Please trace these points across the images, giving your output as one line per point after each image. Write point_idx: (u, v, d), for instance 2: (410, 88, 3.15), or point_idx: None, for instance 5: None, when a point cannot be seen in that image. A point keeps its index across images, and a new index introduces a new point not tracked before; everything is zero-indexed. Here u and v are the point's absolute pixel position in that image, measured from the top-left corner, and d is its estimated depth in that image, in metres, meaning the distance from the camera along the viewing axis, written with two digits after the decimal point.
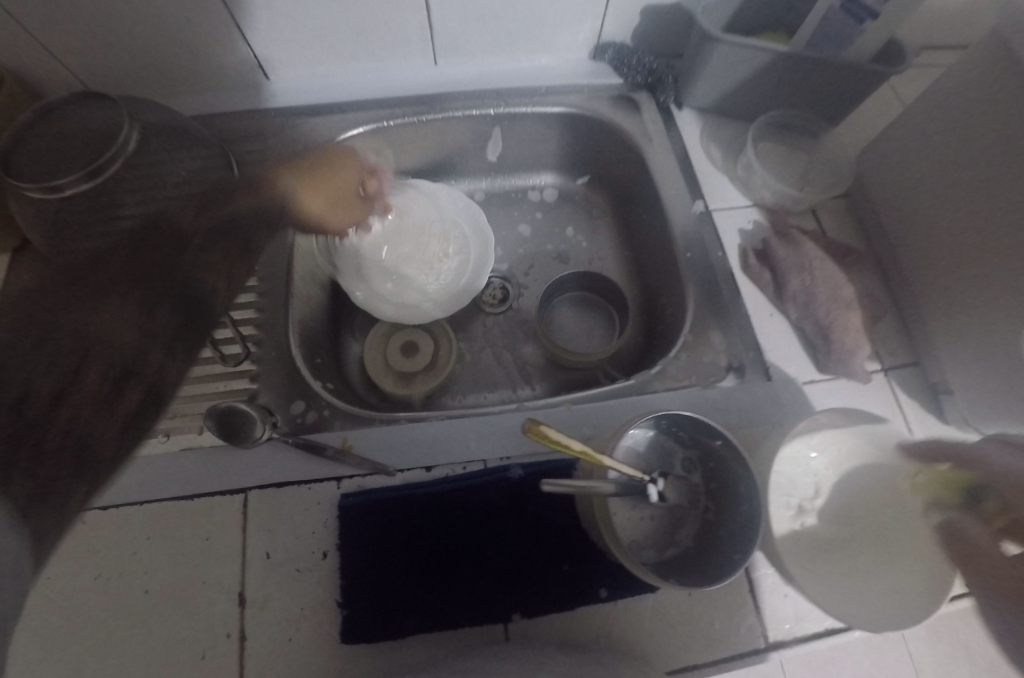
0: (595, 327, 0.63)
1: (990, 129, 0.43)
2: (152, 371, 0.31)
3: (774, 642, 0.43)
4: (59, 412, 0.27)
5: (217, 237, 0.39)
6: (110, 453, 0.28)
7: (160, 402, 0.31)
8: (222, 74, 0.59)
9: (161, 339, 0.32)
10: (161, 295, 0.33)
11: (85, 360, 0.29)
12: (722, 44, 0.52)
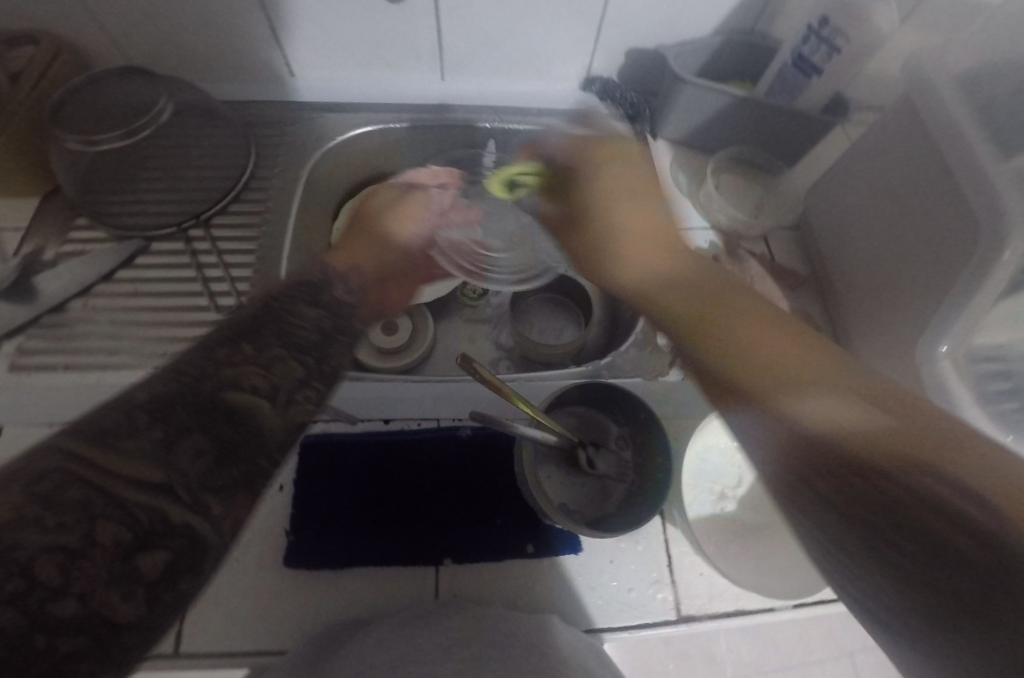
0: (563, 326, 0.69)
1: (906, 172, 0.49)
2: (188, 528, 0.28)
3: (685, 615, 0.45)
4: (69, 584, 0.24)
5: (301, 348, 0.37)
6: (137, 616, 0.26)
7: (197, 560, 0.29)
8: (253, 68, 0.67)
9: (188, 480, 0.29)
10: (215, 423, 0.31)
11: (106, 512, 0.26)
12: (689, 85, 0.60)
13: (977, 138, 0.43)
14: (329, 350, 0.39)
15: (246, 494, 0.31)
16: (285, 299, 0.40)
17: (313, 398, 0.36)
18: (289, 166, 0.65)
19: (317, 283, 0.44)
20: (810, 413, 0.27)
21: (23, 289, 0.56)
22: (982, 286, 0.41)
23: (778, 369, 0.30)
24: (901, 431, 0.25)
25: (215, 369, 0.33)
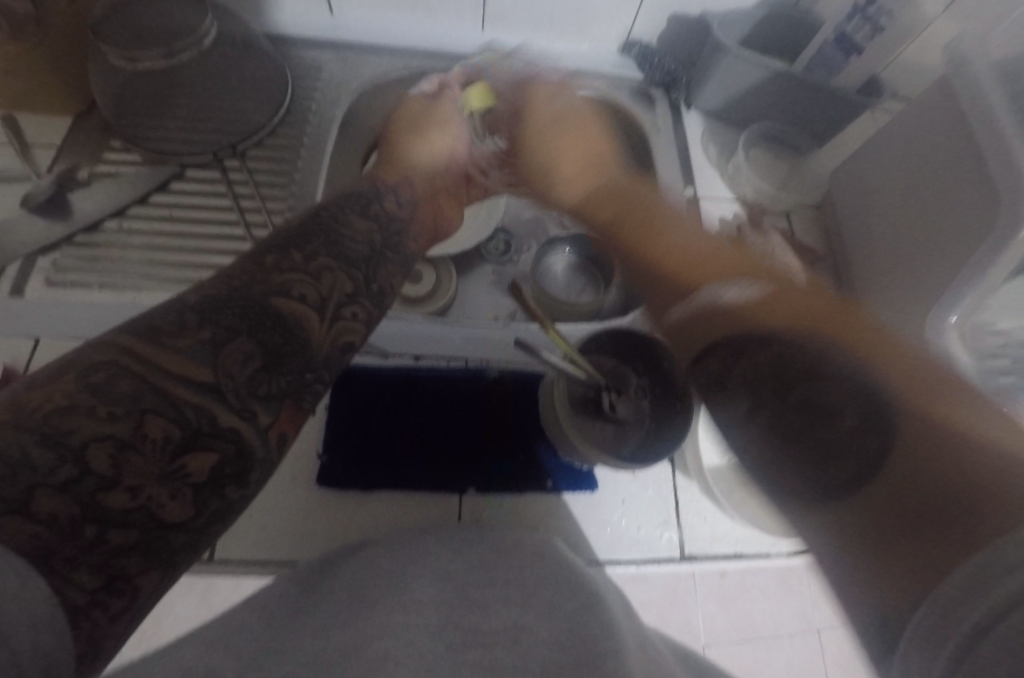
0: (583, 286, 0.70)
1: (934, 154, 0.51)
2: (239, 433, 0.28)
3: (689, 554, 0.48)
4: (122, 477, 0.24)
5: (342, 259, 0.37)
6: (183, 519, 0.25)
7: (243, 470, 0.28)
8: (294, 1, 0.66)
9: (236, 383, 0.28)
10: (262, 329, 0.31)
11: (156, 409, 0.26)
12: (730, 55, 0.61)
13: (1009, 124, 0.45)
14: (377, 266, 0.39)
15: (291, 405, 0.31)
16: (335, 212, 0.41)
17: (361, 315, 0.36)
18: (325, 106, 0.66)
19: (371, 194, 0.46)
20: (726, 294, 0.36)
21: (60, 205, 0.56)
22: (997, 263, 0.43)
23: (703, 261, 0.40)
24: (815, 319, 0.32)
25: (261, 279, 0.33)
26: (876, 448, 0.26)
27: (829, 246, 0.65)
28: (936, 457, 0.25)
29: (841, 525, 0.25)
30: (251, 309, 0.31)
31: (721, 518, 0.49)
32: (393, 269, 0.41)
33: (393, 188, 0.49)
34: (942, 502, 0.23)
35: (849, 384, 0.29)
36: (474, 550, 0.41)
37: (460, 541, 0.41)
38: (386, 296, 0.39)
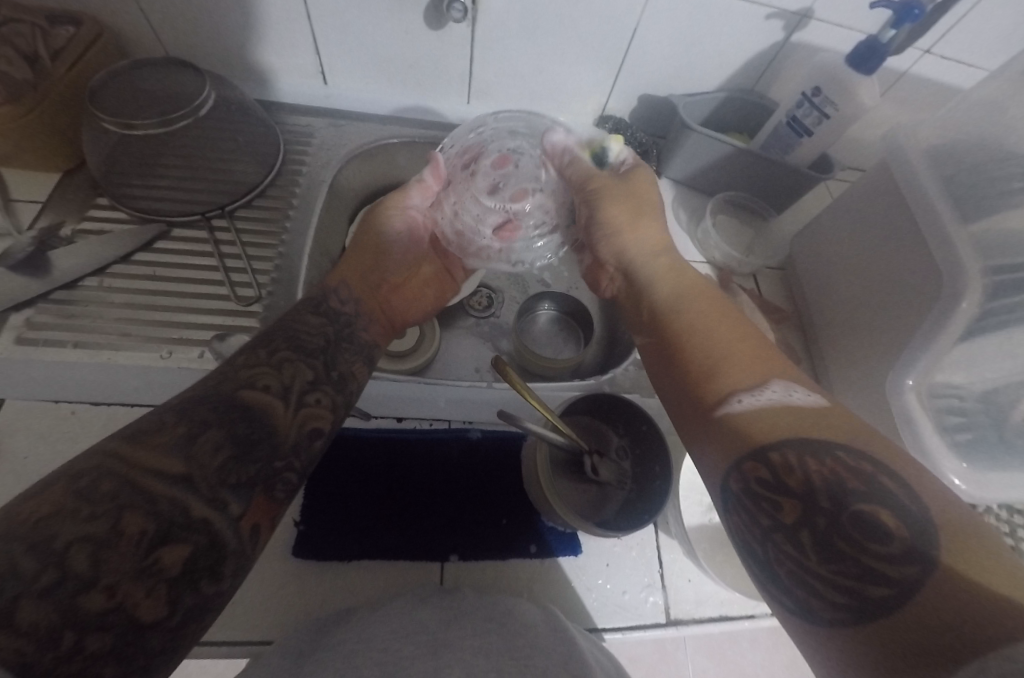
0: (563, 342, 0.72)
1: (880, 226, 0.55)
2: (214, 525, 0.28)
3: (674, 619, 0.47)
4: (99, 577, 0.23)
5: (303, 353, 0.40)
6: (158, 618, 0.25)
7: (216, 563, 0.28)
8: (289, 73, 0.69)
9: (209, 472, 0.29)
10: (229, 417, 0.32)
11: (135, 502, 0.26)
12: (695, 133, 0.66)
13: (943, 204, 0.50)
14: (335, 355, 0.42)
15: (261, 495, 0.31)
16: (293, 319, 0.43)
17: (325, 400, 0.38)
18: (315, 169, 0.68)
19: (318, 297, 0.48)
20: (789, 397, 0.33)
21: (38, 263, 0.56)
22: (945, 330, 0.46)
23: (733, 354, 0.37)
24: (831, 421, 0.31)
25: (232, 374, 0.35)
26: (917, 571, 0.24)
27: (794, 306, 0.68)
28: (938, 590, 0.23)
29: (861, 656, 0.24)
30: (221, 406, 0.32)
31: (704, 579, 0.49)
32: (351, 356, 0.44)
33: (335, 288, 0.50)
34: (945, 638, 0.22)
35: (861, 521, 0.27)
36: (460, 618, 0.39)
37: (449, 607, 0.41)
38: (347, 381, 0.42)
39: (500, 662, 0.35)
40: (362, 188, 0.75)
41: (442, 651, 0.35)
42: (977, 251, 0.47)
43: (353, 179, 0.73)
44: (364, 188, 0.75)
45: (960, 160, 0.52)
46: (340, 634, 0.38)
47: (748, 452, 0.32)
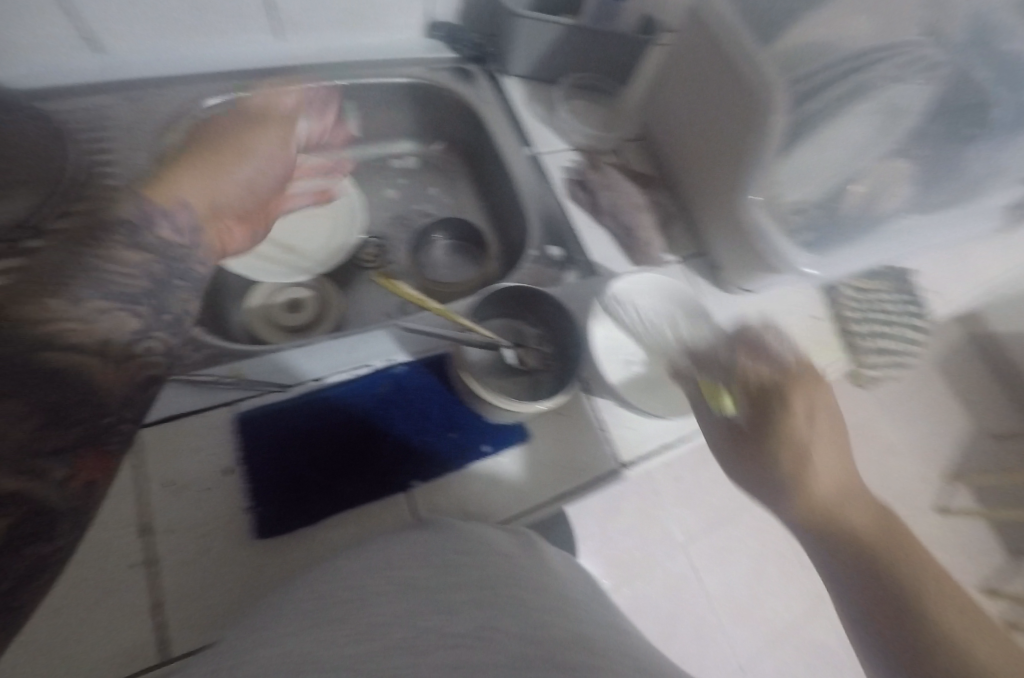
0: (462, 266, 0.72)
1: (699, 69, 0.59)
2: (35, 493, 0.30)
3: (626, 463, 0.53)
4: None
5: (98, 283, 0.36)
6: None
7: (42, 526, 0.30)
8: (52, 47, 0.58)
9: (19, 443, 0.29)
10: (30, 383, 0.30)
11: None
12: (521, 19, 0.65)
13: (744, 32, 0.54)
14: (167, 294, 0.40)
15: (92, 452, 0.33)
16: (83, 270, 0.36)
17: (157, 349, 0.38)
18: (129, 154, 0.60)
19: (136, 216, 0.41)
20: None
21: None
22: (769, 140, 0.51)
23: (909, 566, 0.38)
24: (838, 477, 0.42)
25: (25, 327, 0.31)
26: None
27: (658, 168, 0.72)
28: None
29: None
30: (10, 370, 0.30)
31: (642, 422, 0.55)
32: (183, 294, 0.42)
33: (162, 210, 0.43)
34: (896, 609, 0.38)
35: (821, 519, 0.41)
36: (426, 552, 0.39)
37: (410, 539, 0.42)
38: (183, 320, 0.41)
39: (478, 592, 0.35)
40: None
41: (416, 590, 0.35)
42: (778, 67, 0.53)
43: None
44: None
45: None
46: (317, 579, 0.38)
47: None
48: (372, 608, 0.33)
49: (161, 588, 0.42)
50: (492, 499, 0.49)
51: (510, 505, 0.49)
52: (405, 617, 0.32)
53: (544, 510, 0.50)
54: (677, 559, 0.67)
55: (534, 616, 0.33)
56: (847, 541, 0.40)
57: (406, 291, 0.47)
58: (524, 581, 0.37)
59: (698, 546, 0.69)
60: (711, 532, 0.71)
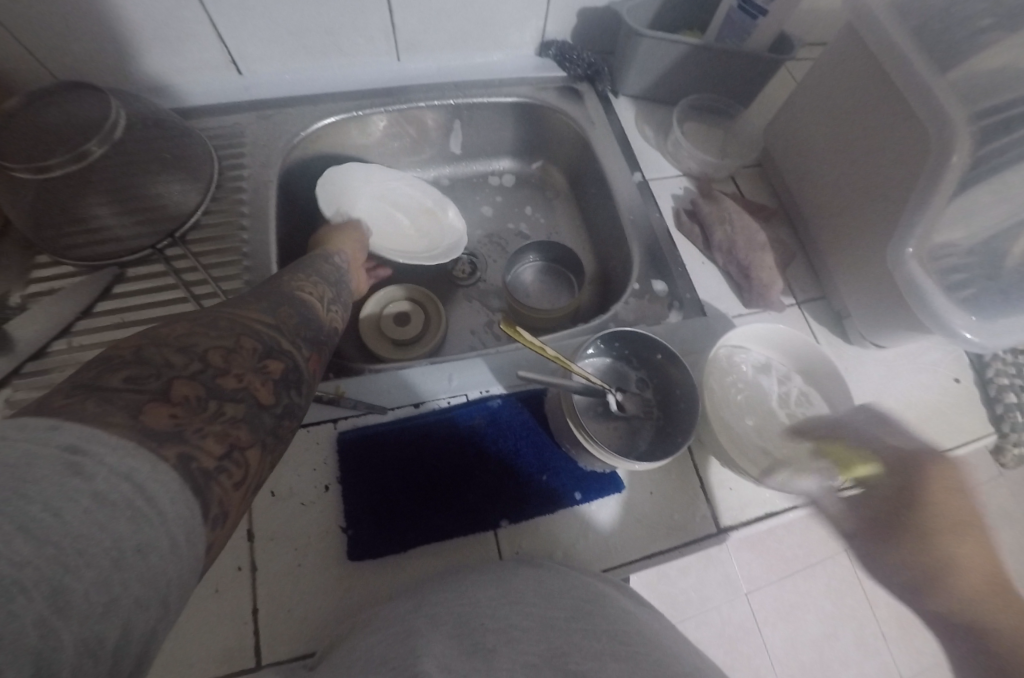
0: (556, 291, 0.70)
1: (851, 96, 0.53)
2: (288, 354, 0.34)
3: (724, 527, 0.49)
4: (231, 369, 0.30)
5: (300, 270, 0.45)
6: (231, 463, 0.26)
7: (296, 382, 0.33)
8: (200, 69, 0.63)
9: (288, 327, 0.36)
10: (288, 299, 0.39)
11: (248, 334, 0.32)
12: (645, 38, 0.62)
13: (916, 59, 0.47)
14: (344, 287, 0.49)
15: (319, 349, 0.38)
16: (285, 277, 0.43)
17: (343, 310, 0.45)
18: (257, 169, 0.64)
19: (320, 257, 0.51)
20: None
21: None
22: (940, 187, 0.45)
23: None
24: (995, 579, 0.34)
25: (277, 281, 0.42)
26: None
27: (778, 199, 0.67)
28: None
29: None
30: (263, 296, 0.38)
31: (744, 484, 0.51)
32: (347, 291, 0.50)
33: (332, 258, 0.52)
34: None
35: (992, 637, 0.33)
36: (548, 597, 0.39)
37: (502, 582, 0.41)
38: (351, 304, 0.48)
39: (614, 642, 0.35)
40: (310, 180, 0.71)
41: (552, 630, 0.35)
42: (957, 100, 0.46)
43: (299, 172, 0.69)
44: (311, 178, 0.71)
45: (926, 8, 0.49)
46: (431, 612, 0.38)
47: None
48: (518, 643, 0.34)
49: (261, 595, 0.44)
50: (579, 549, 0.47)
51: (598, 558, 0.47)
52: (550, 659, 0.33)
53: (632, 568, 0.47)
54: (739, 608, 0.68)
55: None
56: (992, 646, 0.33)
57: (527, 338, 0.45)
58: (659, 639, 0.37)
59: (760, 594, 0.66)
60: (781, 582, 0.68)
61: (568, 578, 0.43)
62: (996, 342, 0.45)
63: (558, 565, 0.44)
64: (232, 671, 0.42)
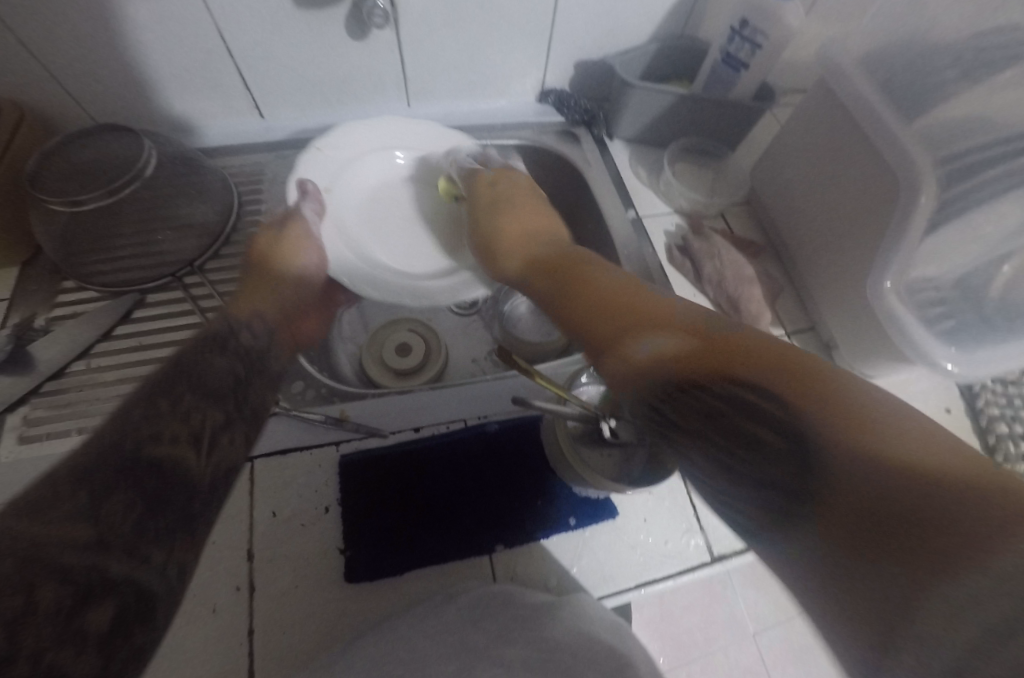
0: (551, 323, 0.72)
1: (827, 140, 0.57)
2: (125, 579, 0.27)
3: (717, 554, 0.50)
4: (21, 650, 0.22)
5: (167, 388, 0.36)
6: (93, 674, 0.24)
7: (146, 608, 0.27)
8: (225, 113, 0.69)
9: (125, 531, 0.28)
10: (140, 477, 0.30)
11: (48, 577, 0.24)
12: (636, 88, 0.66)
13: (885, 109, 0.51)
14: (245, 392, 0.42)
15: (185, 539, 0.31)
16: (196, 362, 0.40)
17: (240, 439, 0.38)
18: (273, 204, 0.68)
19: (224, 331, 0.46)
20: (865, 469, 0.25)
21: (20, 360, 0.55)
22: (910, 226, 0.48)
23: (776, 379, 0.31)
24: (785, 364, 0.32)
25: (130, 431, 0.32)
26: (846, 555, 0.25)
27: (766, 235, 0.70)
28: (875, 479, 0.25)
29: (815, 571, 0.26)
30: (86, 476, 0.29)
31: None
32: (260, 389, 0.44)
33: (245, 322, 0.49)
34: (915, 530, 0.23)
35: (789, 482, 0.28)
36: (502, 622, 0.41)
37: (495, 605, 0.42)
38: (260, 416, 0.42)
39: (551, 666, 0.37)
40: None
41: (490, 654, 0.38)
42: (924, 145, 0.49)
43: None
44: None
45: (892, 64, 0.53)
46: (427, 633, 0.39)
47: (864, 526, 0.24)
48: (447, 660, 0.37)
49: (258, 617, 0.45)
50: (573, 575, 0.48)
51: (592, 584, 0.48)
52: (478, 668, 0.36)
53: (625, 595, 0.48)
54: None
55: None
56: (870, 513, 0.24)
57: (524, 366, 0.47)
58: (575, 636, 0.40)
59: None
60: None
61: (561, 603, 0.44)
62: (979, 372, 0.47)
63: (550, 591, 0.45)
64: None
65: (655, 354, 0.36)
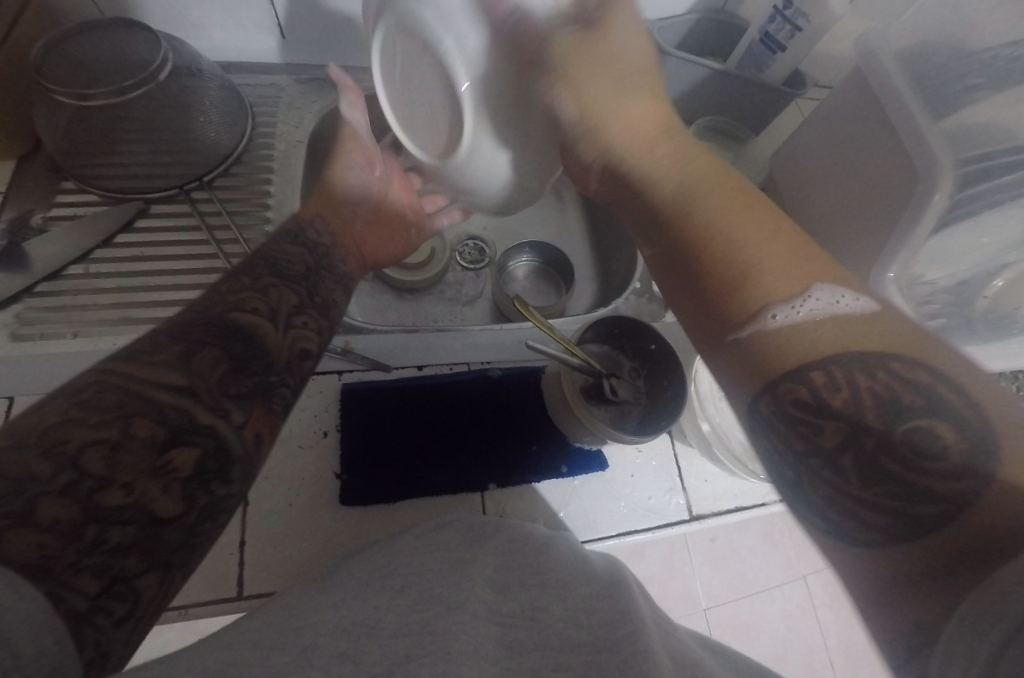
0: (545, 291, 0.70)
1: (853, 131, 0.58)
2: (208, 431, 0.30)
3: (696, 514, 0.52)
4: (114, 477, 0.26)
5: (244, 270, 0.39)
6: (174, 514, 0.28)
7: (225, 466, 0.31)
8: (245, 28, 0.66)
9: (209, 383, 0.31)
10: (224, 335, 0.34)
11: (140, 412, 0.28)
12: (671, 57, 0.66)
13: (914, 105, 0.52)
14: (317, 281, 0.44)
15: (261, 405, 0.34)
16: (275, 251, 0.43)
17: (312, 324, 0.40)
18: (289, 130, 0.66)
19: (294, 227, 0.48)
20: (803, 312, 0.25)
21: (15, 256, 0.53)
22: (921, 220, 0.49)
23: (772, 254, 0.27)
24: (807, 271, 0.26)
25: (212, 305, 0.36)
26: (939, 512, 0.19)
27: None
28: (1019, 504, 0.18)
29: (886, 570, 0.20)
30: (172, 334, 0.32)
31: (719, 477, 0.54)
32: (332, 284, 0.45)
33: (311, 219, 0.50)
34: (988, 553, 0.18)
35: (880, 390, 0.22)
36: (490, 542, 0.42)
37: (486, 536, 0.44)
38: (331, 306, 0.43)
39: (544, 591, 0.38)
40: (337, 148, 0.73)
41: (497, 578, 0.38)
42: (946, 143, 0.50)
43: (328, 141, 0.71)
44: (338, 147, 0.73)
45: (928, 64, 0.54)
46: (419, 558, 0.40)
47: (781, 376, 0.24)
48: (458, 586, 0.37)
49: (250, 529, 0.45)
50: (559, 519, 0.50)
51: (576, 529, 0.50)
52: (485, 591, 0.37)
53: (605, 543, 0.50)
54: (695, 620, 0.70)
55: (591, 614, 0.36)
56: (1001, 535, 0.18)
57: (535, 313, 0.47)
58: (564, 565, 0.42)
59: (719, 611, 0.71)
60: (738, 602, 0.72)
61: (545, 537, 0.46)
62: None
63: (537, 529, 0.48)
64: (214, 598, 0.43)
65: (771, 318, 0.25)
